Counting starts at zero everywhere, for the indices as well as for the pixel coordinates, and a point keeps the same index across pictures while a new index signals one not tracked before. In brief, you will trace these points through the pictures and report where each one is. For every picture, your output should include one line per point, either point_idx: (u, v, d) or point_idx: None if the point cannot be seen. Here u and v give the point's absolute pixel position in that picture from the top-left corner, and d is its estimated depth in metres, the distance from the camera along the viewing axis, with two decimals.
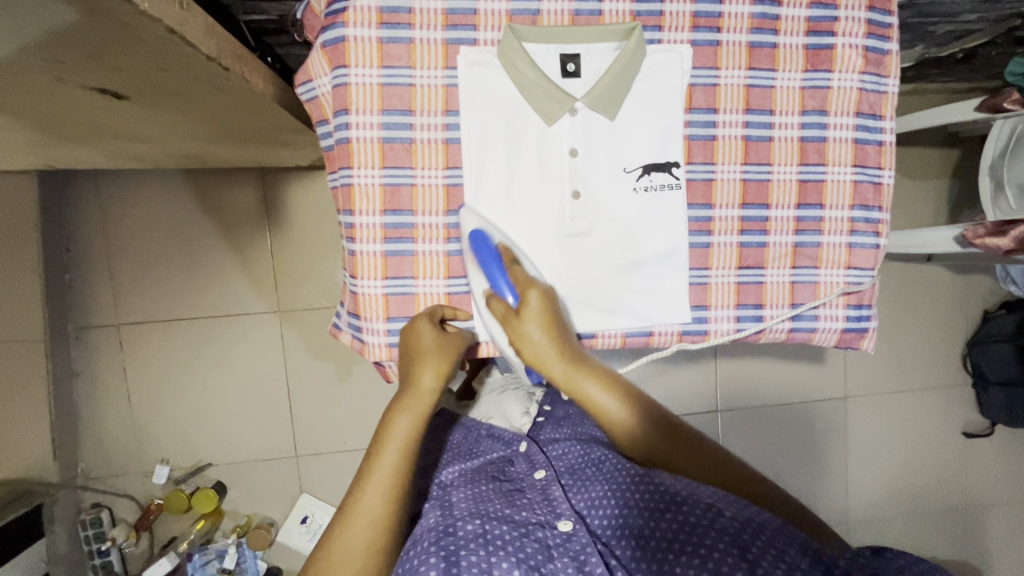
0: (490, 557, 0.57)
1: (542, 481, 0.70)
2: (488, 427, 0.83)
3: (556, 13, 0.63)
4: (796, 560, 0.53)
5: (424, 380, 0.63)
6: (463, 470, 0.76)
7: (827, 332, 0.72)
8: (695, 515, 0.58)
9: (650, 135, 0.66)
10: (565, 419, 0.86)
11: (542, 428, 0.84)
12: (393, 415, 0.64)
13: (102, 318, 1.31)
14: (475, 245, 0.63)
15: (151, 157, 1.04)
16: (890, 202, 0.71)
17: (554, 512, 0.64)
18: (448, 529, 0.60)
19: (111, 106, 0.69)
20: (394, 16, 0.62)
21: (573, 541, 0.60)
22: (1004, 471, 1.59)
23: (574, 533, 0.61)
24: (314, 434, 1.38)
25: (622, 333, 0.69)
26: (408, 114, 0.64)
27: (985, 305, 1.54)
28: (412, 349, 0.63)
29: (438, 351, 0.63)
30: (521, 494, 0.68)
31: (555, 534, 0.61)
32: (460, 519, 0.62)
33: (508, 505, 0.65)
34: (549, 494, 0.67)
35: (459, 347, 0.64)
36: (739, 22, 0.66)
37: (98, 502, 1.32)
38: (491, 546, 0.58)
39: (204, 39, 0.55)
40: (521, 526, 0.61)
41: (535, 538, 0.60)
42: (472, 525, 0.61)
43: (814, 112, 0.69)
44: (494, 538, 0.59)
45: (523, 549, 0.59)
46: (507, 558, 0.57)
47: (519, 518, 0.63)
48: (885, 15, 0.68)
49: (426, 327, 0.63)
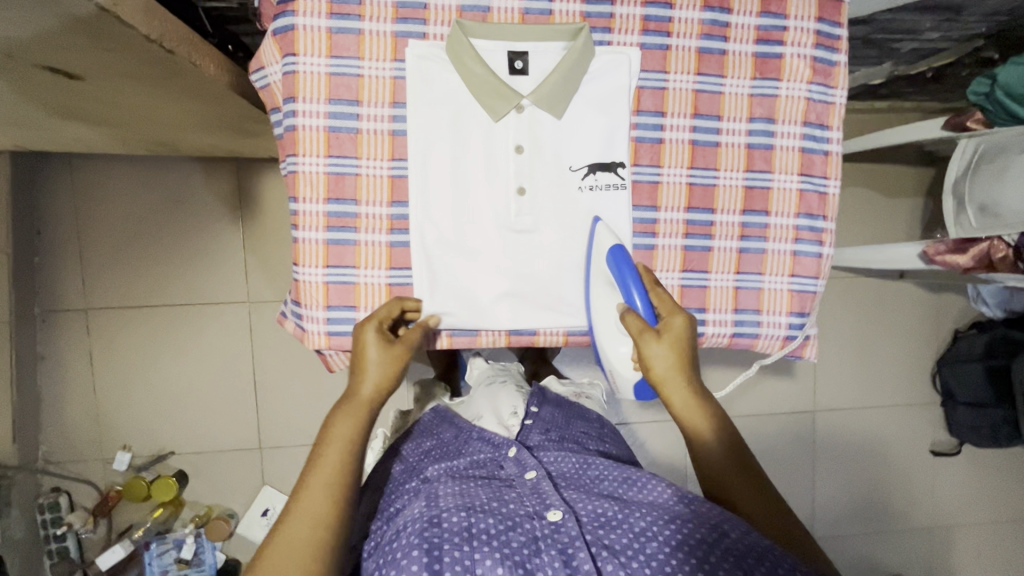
0: (473, 553, 0.54)
1: (532, 480, 0.66)
2: (478, 429, 0.77)
3: (506, 11, 0.64)
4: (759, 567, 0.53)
5: (366, 386, 0.62)
6: (449, 467, 0.70)
7: (770, 338, 0.72)
8: (703, 532, 0.56)
9: (595, 136, 0.67)
10: (554, 424, 0.81)
11: (528, 433, 0.78)
12: (333, 417, 0.61)
13: (70, 302, 1.30)
14: (615, 260, 0.63)
15: (119, 142, 1.04)
16: (834, 211, 0.72)
17: (544, 503, 0.61)
18: (433, 519, 0.57)
19: (64, 88, 0.70)
20: (344, 7, 0.62)
21: (561, 533, 0.57)
22: (973, 492, 1.59)
23: (563, 523, 0.58)
24: (279, 427, 1.37)
25: (564, 331, 0.70)
26: (355, 105, 0.64)
27: (956, 325, 1.55)
28: (356, 357, 0.63)
29: (382, 363, 0.62)
30: (509, 489, 0.65)
31: (543, 524, 0.58)
32: (446, 510, 0.58)
33: (496, 498, 0.62)
34: (539, 489, 0.64)
35: (404, 355, 0.64)
36: (689, 28, 0.67)
37: (58, 486, 1.31)
38: (474, 542, 0.55)
39: (143, 21, 0.55)
40: (510, 518, 0.59)
41: (522, 531, 0.57)
42: (457, 517, 0.57)
43: (762, 120, 0.69)
44: (480, 533, 0.56)
45: (509, 544, 0.56)
46: (491, 554, 0.54)
47: (506, 509, 0.60)
48: (834, 27, 0.68)
49: (371, 335, 0.63)
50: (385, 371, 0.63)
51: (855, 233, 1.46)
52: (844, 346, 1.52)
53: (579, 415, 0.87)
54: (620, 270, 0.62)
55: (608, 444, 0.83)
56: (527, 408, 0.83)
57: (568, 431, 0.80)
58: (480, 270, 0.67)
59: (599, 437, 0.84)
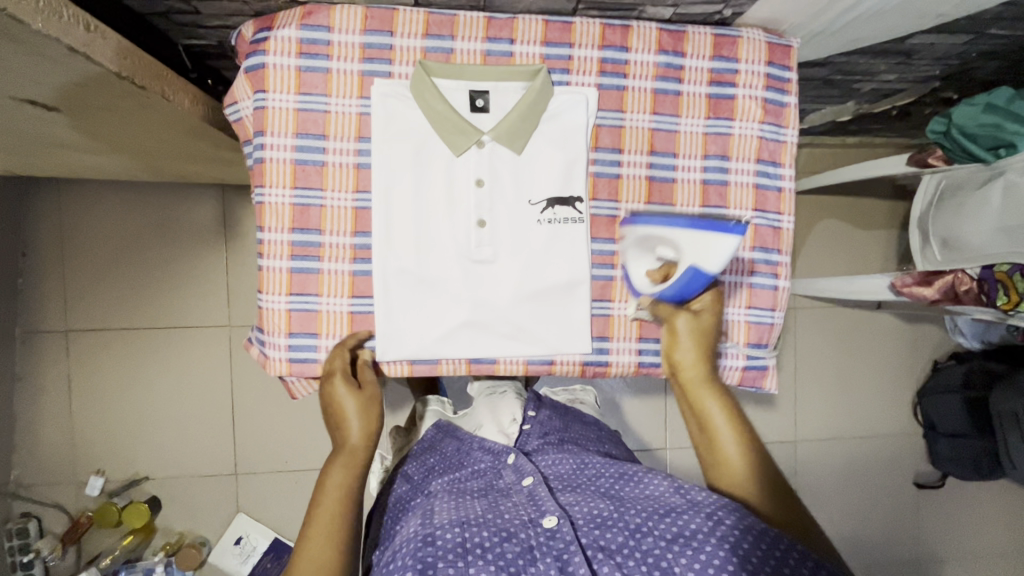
0: (468, 567, 0.53)
1: (528, 486, 0.64)
2: (479, 439, 0.75)
3: (468, 53, 0.67)
4: (751, 551, 0.51)
5: (352, 435, 0.63)
6: (450, 481, 0.69)
7: (729, 368, 0.74)
8: (696, 523, 0.54)
9: (554, 170, 0.69)
10: (552, 427, 0.79)
11: (527, 438, 0.77)
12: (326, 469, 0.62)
13: (51, 324, 1.31)
14: (693, 275, 0.62)
15: (105, 169, 1.06)
16: (788, 245, 0.74)
17: (540, 510, 0.60)
18: (426, 538, 0.55)
19: (43, 122, 0.73)
20: (312, 47, 0.65)
21: (557, 539, 0.55)
22: (959, 526, 1.57)
23: (558, 530, 0.56)
24: (255, 453, 1.36)
25: (523, 360, 0.71)
26: (322, 138, 0.66)
27: (935, 355, 1.56)
28: (334, 412, 0.64)
29: (362, 413, 0.64)
30: (505, 498, 0.64)
31: (539, 532, 0.57)
32: (440, 527, 0.56)
33: (491, 509, 0.60)
34: (535, 497, 0.62)
35: (375, 396, 0.65)
36: (645, 70, 0.70)
37: (28, 511, 1.29)
38: (469, 556, 0.53)
39: (113, 60, 0.58)
40: (505, 528, 0.57)
41: (517, 540, 0.56)
42: (452, 533, 0.55)
43: (716, 157, 0.72)
44: (475, 547, 0.54)
45: (504, 555, 0.54)
46: (486, 567, 0.53)
47: (502, 520, 0.58)
48: (784, 71, 0.72)
49: (342, 387, 0.64)
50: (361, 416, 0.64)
51: (831, 264, 1.48)
52: (825, 375, 1.53)
53: (576, 417, 0.86)
54: (690, 280, 0.63)
55: (608, 445, 0.83)
56: (523, 411, 0.83)
57: (568, 434, 0.79)
58: (445, 300, 0.69)
59: (598, 439, 0.83)
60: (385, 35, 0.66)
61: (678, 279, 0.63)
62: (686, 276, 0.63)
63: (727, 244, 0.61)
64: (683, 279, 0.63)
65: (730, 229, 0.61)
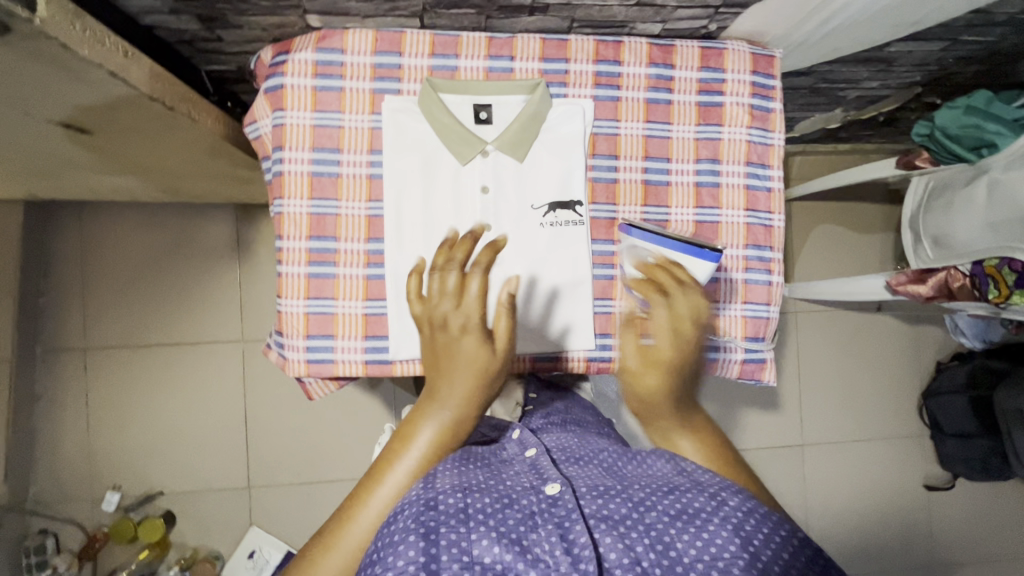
0: (470, 534, 0.47)
1: (531, 457, 0.63)
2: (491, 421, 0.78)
3: (471, 69, 0.72)
4: (756, 540, 0.47)
5: (458, 394, 0.58)
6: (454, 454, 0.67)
7: (728, 362, 0.77)
8: (699, 502, 0.49)
9: (554, 177, 0.74)
10: (555, 410, 0.82)
11: (531, 418, 0.80)
12: (416, 425, 0.58)
13: (70, 342, 1.35)
14: None
15: (127, 190, 1.12)
16: (780, 243, 0.78)
17: (542, 479, 0.55)
18: (428, 501, 0.49)
19: (75, 145, 0.78)
20: (327, 68, 0.70)
21: (559, 506, 0.50)
22: (972, 528, 1.56)
23: (561, 497, 0.51)
24: (268, 466, 1.38)
25: (530, 357, 0.74)
26: (336, 152, 0.71)
27: (938, 356, 1.57)
28: (443, 361, 0.59)
29: (472, 376, 0.58)
30: (507, 467, 0.60)
31: (540, 498, 0.51)
32: (443, 491, 0.50)
33: (493, 477, 0.56)
34: (537, 467, 0.60)
35: (495, 372, 0.60)
36: (637, 81, 0.74)
37: (46, 527, 1.32)
38: (472, 521, 0.48)
39: (147, 83, 0.63)
40: (506, 495, 0.51)
41: (519, 506, 0.50)
42: (454, 498, 0.49)
43: (708, 161, 0.76)
44: (476, 513, 0.48)
45: (505, 520, 0.48)
46: (488, 533, 0.47)
47: (503, 486, 0.53)
48: (768, 79, 0.76)
49: (468, 338, 0.58)
50: (469, 389, 0.58)
51: (829, 267, 1.51)
52: (828, 377, 1.55)
53: (577, 401, 0.88)
54: None
55: (607, 429, 0.83)
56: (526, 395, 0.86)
57: (570, 416, 0.81)
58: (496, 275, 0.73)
59: (598, 420, 0.85)
60: (394, 55, 0.71)
61: None
62: None
63: (706, 269, 0.66)
64: None
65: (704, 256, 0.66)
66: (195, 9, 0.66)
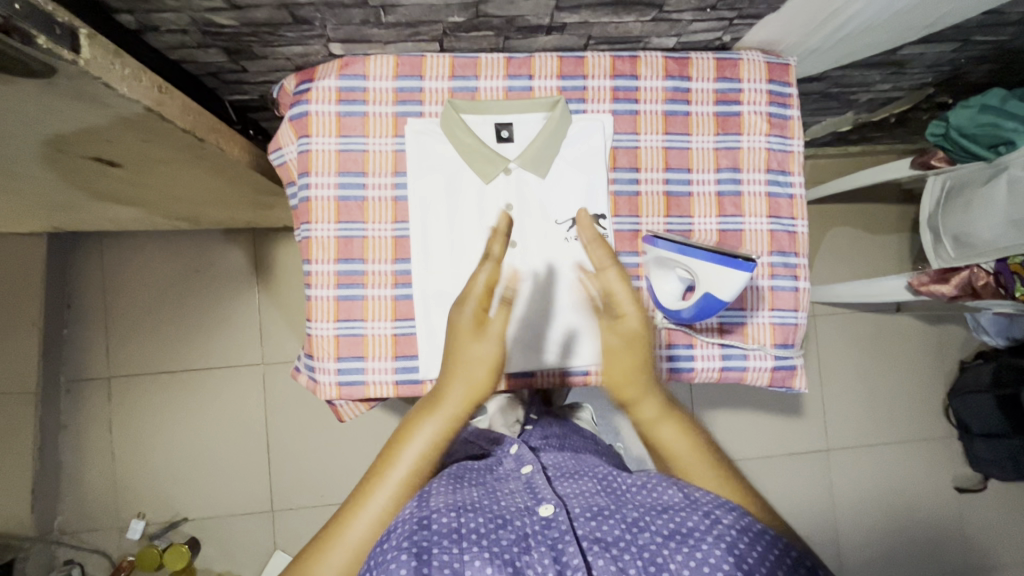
0: (462, 555, 0.45)
1: (526, 474, 0.61)
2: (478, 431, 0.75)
3: (491, 90, 0.73)
4: (755, 564, 0.45)
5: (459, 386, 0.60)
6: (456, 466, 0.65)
7: (758, 370, 0.76)
8: (692, 521, 0.48)
9: (576, 192, 0.74)
10: (552, 432, 0.79)
11: (529, 437, 0.79)
12: (421, 422, 0.60)
13: (95, 371, 1.36)
14: (705, 304, 0.68)
15: (148, 220, 1.13)
16: (805, 248, 0.78)
17: (537, 499, 0.54)
18: (421, 520, 0.48)
19: (104, 178, 0.79)
20: (350, 94, 0.71)
21: (552, 528, 0.49)
22: (1007, 530, 1.52)
23: (554, 518, 0.50)
24: (292, 488, 1.38)
25: (560, 371, 0.74)
26: (361, 175, 0.72)
27: (962, 355, 1.55)
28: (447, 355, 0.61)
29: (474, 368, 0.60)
30: (502, 484, 0.59)
31: (534, 520, 0.50)
32: (436, 511, 0.49)
33: (486, 495, 0.54)
34: (531, 484, 0.58)
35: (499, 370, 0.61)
36: (654, 94, 0.75)
37: (72, 558, 1.31)
38: (465, 542, 0.46)
39: (179, 116, 0.65)
40: (500, 515, 0.50)
41: (513, 527, 0.49)
42: (448, 517, 0.48)
43: (728, 170, 0.76)
44: (469, 533, 0.47)
45: (499, 541, 0.47)
46: (481, 556, 0.45)
47: (498, 507, 0.51)
48: (784, 86, 0.77)
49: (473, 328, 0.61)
50: (474, 384, 0.60)
51: (846, 269, 1.50)
52: (850, 380, 1.53)
53: (573, 429, 0.84)
54: (705, 307, 0.68)
55: (607, 454, 0.79)
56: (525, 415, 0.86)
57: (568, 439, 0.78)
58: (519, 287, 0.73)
59: (598, 444, 0.82)
60: (415, 79, 0.72)
61: (694, 305, 0.69)
62: (700, 304, 0.68)
63: (739, 278, 0.65)
64: (698, 306, 0.68)
65: (735, 265, 0.64)
66: (223, 43, 0.68)
